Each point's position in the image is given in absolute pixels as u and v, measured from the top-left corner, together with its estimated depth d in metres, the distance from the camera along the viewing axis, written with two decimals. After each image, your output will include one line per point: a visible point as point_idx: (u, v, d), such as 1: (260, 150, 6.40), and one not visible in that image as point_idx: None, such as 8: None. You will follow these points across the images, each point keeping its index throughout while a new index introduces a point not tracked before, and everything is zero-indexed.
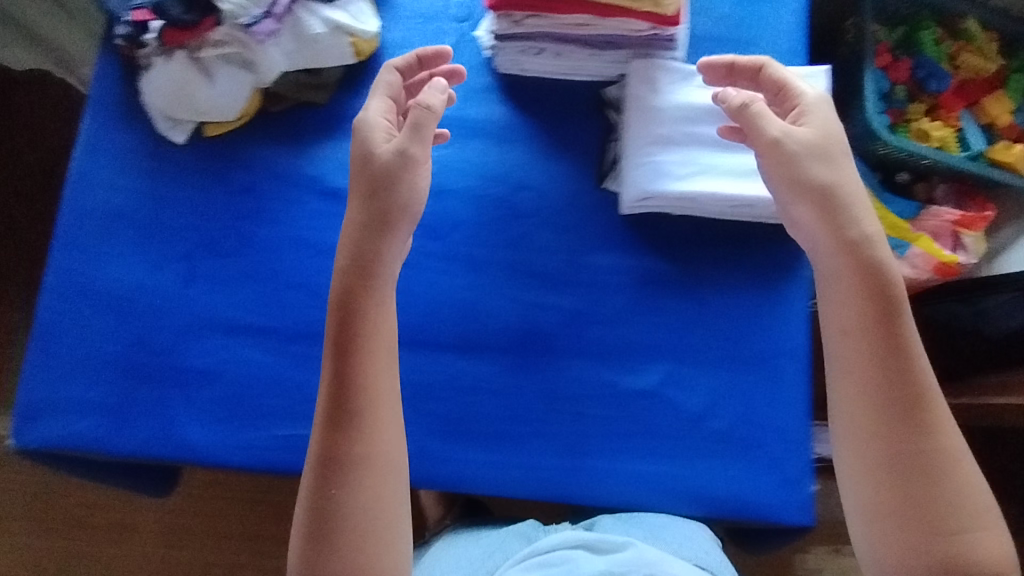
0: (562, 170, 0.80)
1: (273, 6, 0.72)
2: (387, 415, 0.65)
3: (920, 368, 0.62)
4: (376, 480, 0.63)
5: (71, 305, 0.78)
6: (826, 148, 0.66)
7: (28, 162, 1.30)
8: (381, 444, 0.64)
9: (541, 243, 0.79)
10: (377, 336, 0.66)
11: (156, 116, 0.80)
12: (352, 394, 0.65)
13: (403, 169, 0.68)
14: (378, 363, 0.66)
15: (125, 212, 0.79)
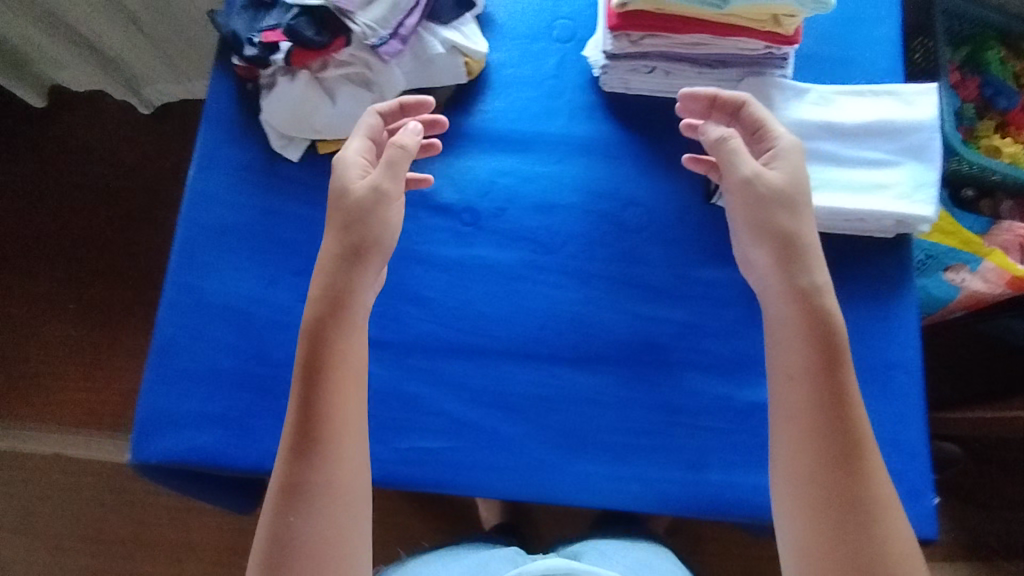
0: (669, 185, 0.81)
1: (399, 27, 0.74)
2: (351, 450, 0.62)
3: (858, 418, 0.61)
4: (335, 513, 0.60)
5: (187, 318, 0.78)
6: (790, 194, 0.66)
7: (147, 191, 1.48)
8: (338, 479, 0.61)
9: (650, 257, 0.79)
10: (349, 365, 0.64)
11: (271, 132, 0.82)
12: (321, 423, 0.62)
13: (377, 203, 0.66)
14: (345, 394, 0.63)
15: (240, 227, 0.80)
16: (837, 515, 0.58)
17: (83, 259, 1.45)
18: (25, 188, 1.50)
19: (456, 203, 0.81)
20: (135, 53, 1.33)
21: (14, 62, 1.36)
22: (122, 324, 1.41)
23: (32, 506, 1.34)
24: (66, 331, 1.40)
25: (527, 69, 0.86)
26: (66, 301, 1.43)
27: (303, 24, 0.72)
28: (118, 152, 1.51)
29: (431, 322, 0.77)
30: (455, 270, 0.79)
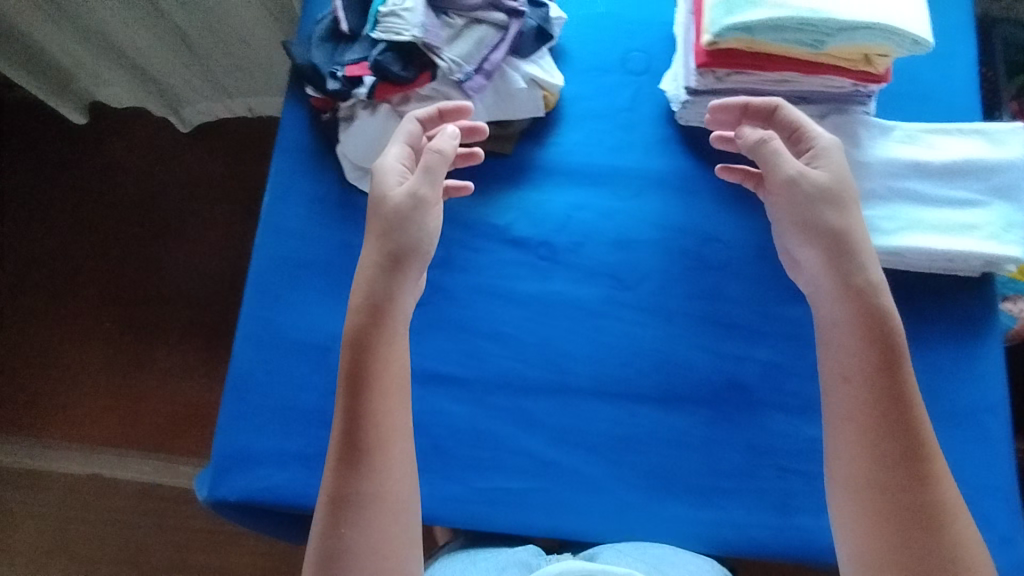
0: (749, 220, 0.80)
1: (484, 63, 0.74)
2: (400, 455, 0.61)
3: (919, 420, 0.59)
4: (388, 521, 0.58)
5: (264, 352, 0.77)
6: (836, 191, 0.65)
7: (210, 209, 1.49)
8: (392, 482, 0.60)
9: (731, 294, 0.78)
10: (391, 369, 0.62)
11: (347, 165, 0.81)
12: (365, 429, 0.60)
13: (418, 207, 0.65)
14: (388, 399, 0.61)
15: (316, 260, 0.80)
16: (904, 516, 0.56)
17: (122, 277, 1.46)
18: (67, 204, 1.51)
19: (532, 236, 0.80)
20: (180, 77, 1.35)
21: (57, 83, 1.37)
22: (158, 342, 1.41)
23: (70, 524, 1.33)
24: (107, 348, 1.41)
25: (601, 102, 0.85)
26: (105, 317, 1.43)
27: (390, 59, 0.71)
28: (159, 170, 1.52)
29: (511, 358, 0.76)
30: (535, 305, 0.78)
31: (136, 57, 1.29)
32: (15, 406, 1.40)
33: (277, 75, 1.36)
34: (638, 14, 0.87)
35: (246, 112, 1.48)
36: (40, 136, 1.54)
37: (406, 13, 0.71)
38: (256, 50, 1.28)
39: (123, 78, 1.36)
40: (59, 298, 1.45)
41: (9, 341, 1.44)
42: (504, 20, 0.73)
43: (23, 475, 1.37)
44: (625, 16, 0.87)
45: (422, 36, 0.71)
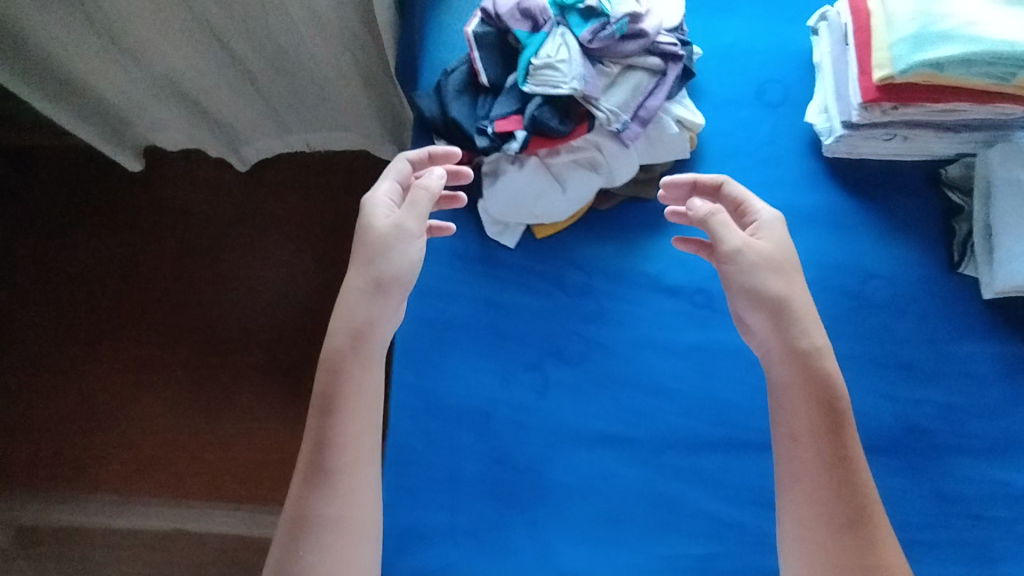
0: (911, 254, 0.78)
1: (640, 109, 0.71)
2: (363, 484, 0.61)
3: (863, 480, 0.58)
4: (339, 543, 0.58)
5: (422, 424, 0.74)
6: (778, 263, 0.63)
7: (279, 249, 1.44)
8: (354, 508, 0.59)
9: (900, 333, 0.76)
10: (361, 395, 0.62)
11: (486, 219, 0.78)
12: (334, 453, 0.60)
13: (394, 244, 0.64)
14: (356, 422, 0.61)
15: (464, 322, 0.76)
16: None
17: (190, 326, 1.41)
18: (130, 250, 1.46)
19: (687, 283, 0.77)
20: (242, 113, 1.26)
21: (112, 129, 1.27)
22: (237, 389, 1.36)
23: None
24: (186, 398, 1.36)
25: (740, 136, 0.82)
26: (181, 364, 1.38)
27: (547, 114, 0.69)
28: (225, 211, 1.47)
29: (681, 416, 0.73)
30: (696, 356, 0.75)
31: (196, 94, 1.20)
32: (88, 461, 1.34)
33: (348, 115, 1.27)
34: (771, 43, 0.84)
35: (303, 148, 1.39)
36: (101, 182, 1.50)
37: (562, 65, 0.68)
38: (328, 88, 1.20)
39: (182, 118, 1.26)
40: (130, 348, 1.40)
41: (79, 394, 1.38)
42: (659, 64, 0.71)
43: (98, 536, 1.30)
44: (757, 46, 0.84)
45: (582, 88, 0.67)
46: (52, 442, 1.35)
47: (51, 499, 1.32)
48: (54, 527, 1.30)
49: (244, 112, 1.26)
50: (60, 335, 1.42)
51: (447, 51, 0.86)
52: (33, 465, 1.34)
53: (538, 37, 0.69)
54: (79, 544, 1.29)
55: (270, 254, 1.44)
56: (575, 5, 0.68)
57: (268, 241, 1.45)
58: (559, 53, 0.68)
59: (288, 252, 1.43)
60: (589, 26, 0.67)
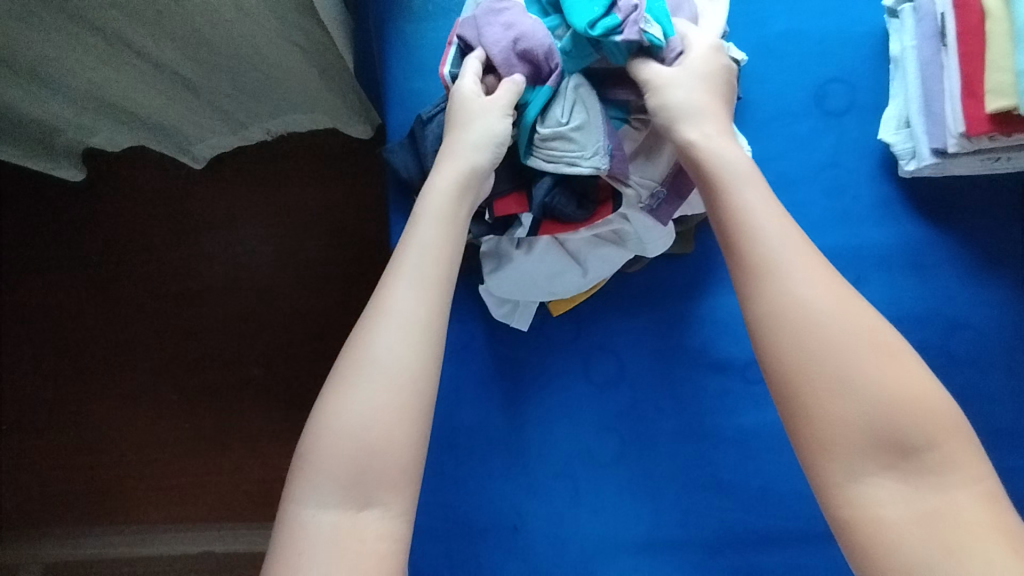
0: (1003, 295, 0.65)
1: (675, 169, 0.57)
2: (439, 279, 0.50)
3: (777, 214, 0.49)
4: (407, 341, 0.47)
5: (443, 544, 0.65)
6: (701, 83, 0.54)
7: (236, 258, 1.22)
8: (421, 296, 0.49)
9: (990, 392, 0.64)
10: (444, 204, 0.53)
11: (490, 299, 0.65)
12: (415, 246, 0.51)
13: (481, 118, 0.54)
14: (435, 228, 0.52)
15: (479, 427, 0.66)
16: (859, 398, 0.42)
17: (153, 354, 1.22)
18: (74, 268, 1.24)
19: (737, 354, 0.66)
20: (186, 113, 0.96)
21: (35, 143, 0.98)
22: (242, 413, 1.20)
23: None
24: (180, 432, 1.21)
25: (796, 157, 0.66)
26: (168, 391, 1.22)
27: (561, 200, 0.56)
28: (180, 211, 1.23)
29: (736, 512, 0.65)
30: (751, 442, 0.65)
31: (126, 106, 0.92)
32: (82, 503, 1.21)
33: (315, 101, 0.98)
34: (830, 28, 0.67)
35: (259, 134, 1.10)
36: (21, 188, 1.23)
37: (577, 134, 0.53)
38: (285, 80, 0.90)
39: (113, 123, 0.97)
40: (104, 381, 1.23)
41: (56, 435, 1.22)
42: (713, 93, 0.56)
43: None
44: (813, 33, 0.67)
45: (607, 167, 0.53)
46: (40, 487, 1.22)
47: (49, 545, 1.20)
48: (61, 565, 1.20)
49: (188, 110, 0.95)
50: (19, 370, 1.24)
51: (421, 79, 0.69)
52: (24, 514, 1.22)
53: (542, 93, 0.54)
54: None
55: (228, 264, 1.22)
56: (610, 38, 0.52)
57: (225, 245, 1.22)
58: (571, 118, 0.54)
59: (249, 259, 1.22)
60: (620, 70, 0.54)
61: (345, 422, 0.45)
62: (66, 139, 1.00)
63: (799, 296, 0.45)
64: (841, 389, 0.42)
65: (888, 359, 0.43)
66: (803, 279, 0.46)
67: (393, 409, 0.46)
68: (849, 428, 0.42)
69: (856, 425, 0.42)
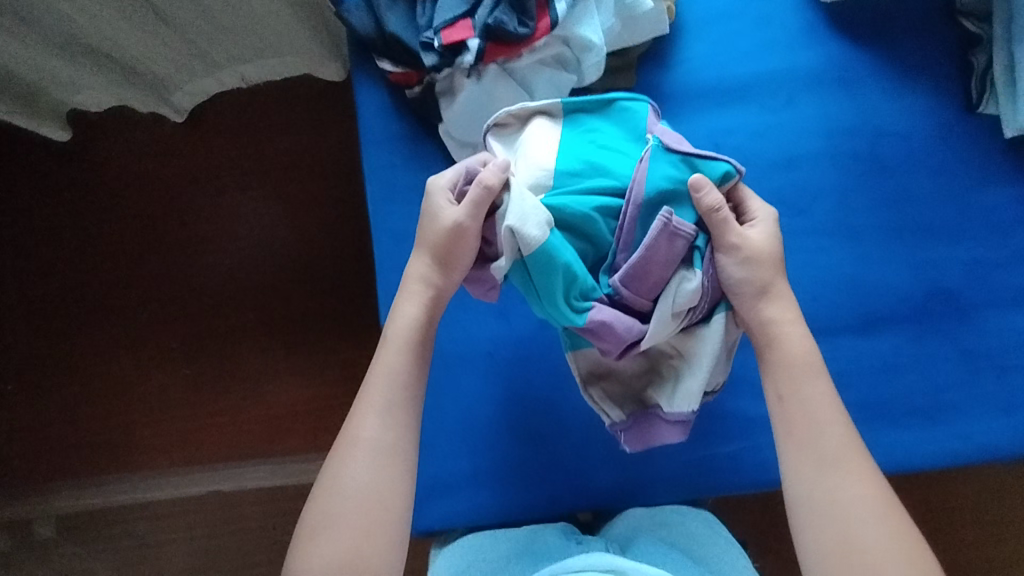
0: (925, 100, 0.70)
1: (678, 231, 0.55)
2: (400, 412, 0.59)
3: (802, 365, 0.58)
4: (373, 471, 0.57)
5: None
6: (762, 258, 0.58)
7: (223, 195, 1.26)
8: (384, 430, 0.59)
9: (920, 192, 0.69)
10: (409, 329, 0.62)
11: (452, 142, 0.69)
12: (379, 382, 0.60)
13: (444, 243, 0.60)
14: (399, 355, 0.61)
15: None
16: (851, 522, 0.52)
17: (151, 298, 1.26)
18: (64, 222, 1.27)
19: None
20: (162, 53, 0.95)
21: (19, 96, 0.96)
22: (237, 348, 1.24)
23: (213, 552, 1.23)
24: (179, 373, 1.24)
25: None
26: (166, 337, 1.25)
27: (504, 17, 0.61)
28: (162, 162, 1.27)
29: None
30: None
31: (103, 45, 0.90)
32: (90, 450, 1.24)
33: (294, 35, 0.98)
34: None
35: (234, 77, 1.10)
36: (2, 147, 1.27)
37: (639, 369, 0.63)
38: (263, 16, 0.91)
39: (94, 73, 0.95)
40: (104, 329, 1.26)
41: (61, 389, 1.25)
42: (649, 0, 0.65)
43: (125, 521, 1.23)
44: None
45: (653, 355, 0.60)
46: (43, 443, 1.24)
47: (58, 498, 1.23)
48: (69, 517, 1.23)
49: (170, 54, 0.96)
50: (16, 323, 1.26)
51: None
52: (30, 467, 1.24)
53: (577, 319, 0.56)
54: (108, 535, 1.23)
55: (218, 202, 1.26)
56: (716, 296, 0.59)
57: (214, 182, 1.26)
58: (667, 370, 0.61)
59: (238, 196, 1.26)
60: (594, 16, 0.63)
61: (323, 548, 0.55)
62: (51, 97, 1.00)
63: (831, 477, 0.54)
64: (822, 498, 0.54)
65: (886, 512, 0.53)
66: (808, 389, 0.57)
67: (363, 531, 0.55)
68: (832, 551, 0.52)
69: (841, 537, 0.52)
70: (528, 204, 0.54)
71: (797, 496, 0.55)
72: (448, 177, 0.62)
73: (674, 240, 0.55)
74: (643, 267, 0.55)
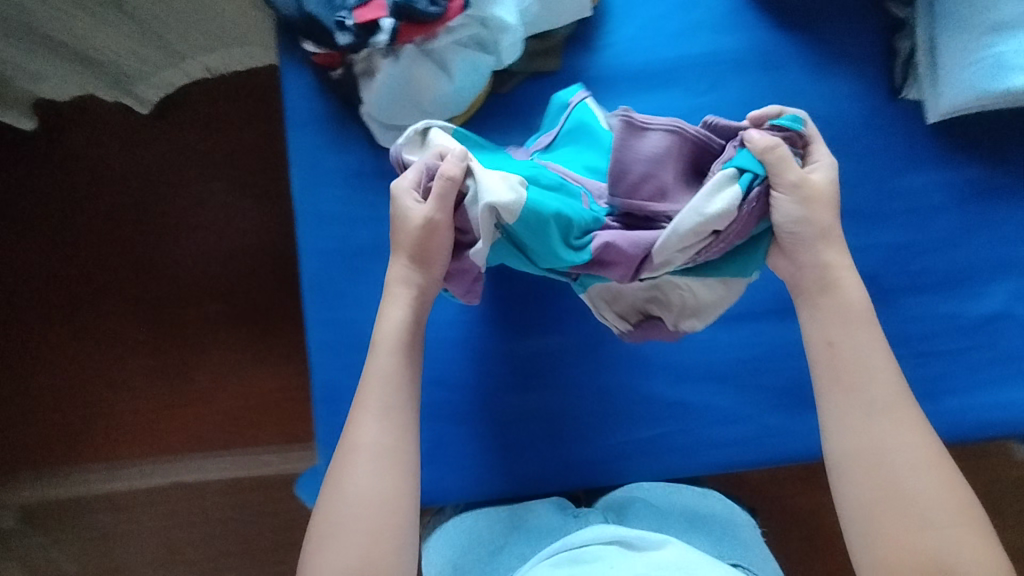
0: (850, 84, 0.70)
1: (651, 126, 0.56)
2: (400, 412, 0.59)
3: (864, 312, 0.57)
4: (376, 474, 0.56)
5: (345, 357, 0.72)
6: (822, 201, 0.56)
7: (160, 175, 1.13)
8: (386, 431, 0.58)
9: (843, 177, 0.69)
10: (399, 331, 0.61)
11: (376, 125, 0.70)
12: (376, 383, 0.59)
13: (422, 241, 0.59)
14: (390, 357, 0.60)
15: (370, 249, 0.72)
16: (899, 472, 0.53)
17: (81, 283, 1.13)
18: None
19: None
20: (115, 41, 0.88)
21: None
22: (196, 337, 1.13)
23: (167, 554, 1.14)
24: (129, 365, 1.13)
25: None
26: (98, 325, 1.14)
27: None
28: (108, 136, 1.13)
29: None
30: None
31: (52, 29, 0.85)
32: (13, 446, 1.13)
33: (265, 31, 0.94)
34: None
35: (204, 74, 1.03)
36: None
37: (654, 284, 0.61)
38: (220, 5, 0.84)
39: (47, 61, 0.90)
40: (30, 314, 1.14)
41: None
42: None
43: (71, 521, 1.14)
44: None
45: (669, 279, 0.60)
46: None
47: None
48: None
49: (129, 46, 0.90)
50: None
51: None
52: None
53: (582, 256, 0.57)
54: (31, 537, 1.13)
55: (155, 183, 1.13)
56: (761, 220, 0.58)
57: (152, 164, 1.13)
58: (674, 295, 0.62)
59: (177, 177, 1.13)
60: None
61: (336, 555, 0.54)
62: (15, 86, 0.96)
63: (871, 425, 0.54)
64: (866, 446, 0.54)
65: (933, 457, 0.54)
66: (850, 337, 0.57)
67: (371, 535, 0.54)
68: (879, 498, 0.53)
69: (892, 483, 0.53)
70: (495, 175, 0.55)
71: (836, 448, 0.55)
72: (406, 180, 0.60)
73: (648, 140, 0.56)
74: (619, 171, 0.57)
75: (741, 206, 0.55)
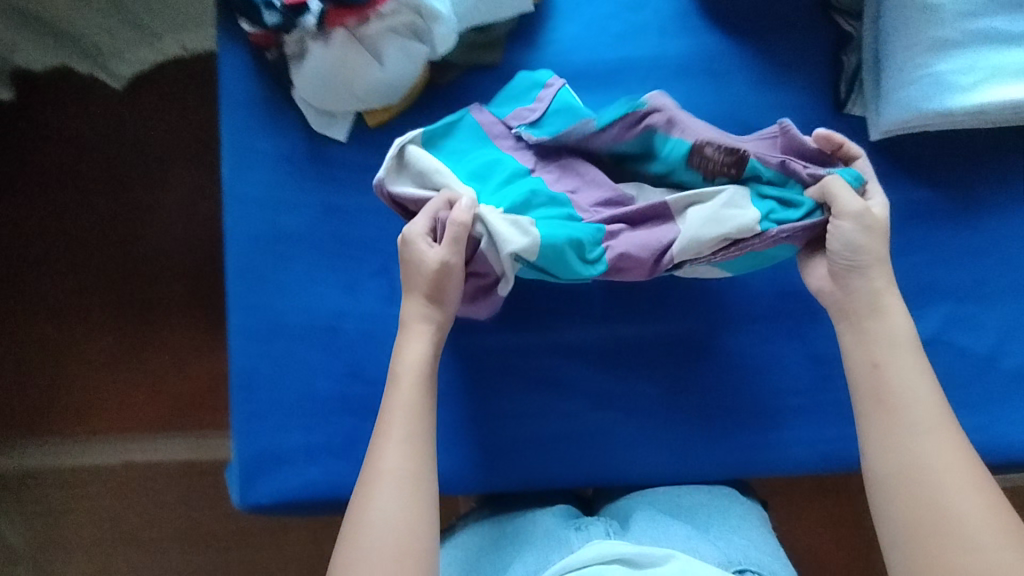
0: (795, 96, 0.68)
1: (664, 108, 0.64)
2: (423, 438, 0.55)
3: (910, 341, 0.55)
4: (400, 501, 0.52)
5: (265, 344, 0.70)
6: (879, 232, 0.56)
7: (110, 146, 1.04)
8: (411, 458, 0.54)
9: None
10: (419, 364, 0.58)
11: (311, 109, 0.69)
12: (399, 408, 0.56)
13: (438, 280, 0.57)
14: (413, 385, 0.57)
15: (298, 236, 0.70)
16: (948, 500, 0.49)
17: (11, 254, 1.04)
18: None
19: None
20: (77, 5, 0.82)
21: None
22: (143, 325, 1.04)
23: (105, 558, 1.04)
24: (74, 352, 1.04)
25: None
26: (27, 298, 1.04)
27: None
28: (68, 109, 1.05)
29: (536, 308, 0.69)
30: None
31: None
32: None
33: None
34: None
35: (183, 53, 0.97)
36: None
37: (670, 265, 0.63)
38: None
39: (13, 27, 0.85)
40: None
41: None
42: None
43: None
44: None
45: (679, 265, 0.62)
46: None
47: None
48: None
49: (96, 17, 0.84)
50: None
51: None
52: None
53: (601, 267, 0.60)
54: None
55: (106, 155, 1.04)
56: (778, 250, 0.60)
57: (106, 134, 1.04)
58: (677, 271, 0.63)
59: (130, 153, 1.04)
60: None
61: None
62: None
63: (914, 444, 0.52)
64: (906, 466, 0.51)
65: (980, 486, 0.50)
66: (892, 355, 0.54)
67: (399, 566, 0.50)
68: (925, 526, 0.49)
69: (939, 510, 0.49)
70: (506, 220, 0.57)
71: (879, 467, 0.52)
72: (416, 228, 0.57)
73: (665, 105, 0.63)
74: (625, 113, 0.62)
75: (771, 230, 0.57)
